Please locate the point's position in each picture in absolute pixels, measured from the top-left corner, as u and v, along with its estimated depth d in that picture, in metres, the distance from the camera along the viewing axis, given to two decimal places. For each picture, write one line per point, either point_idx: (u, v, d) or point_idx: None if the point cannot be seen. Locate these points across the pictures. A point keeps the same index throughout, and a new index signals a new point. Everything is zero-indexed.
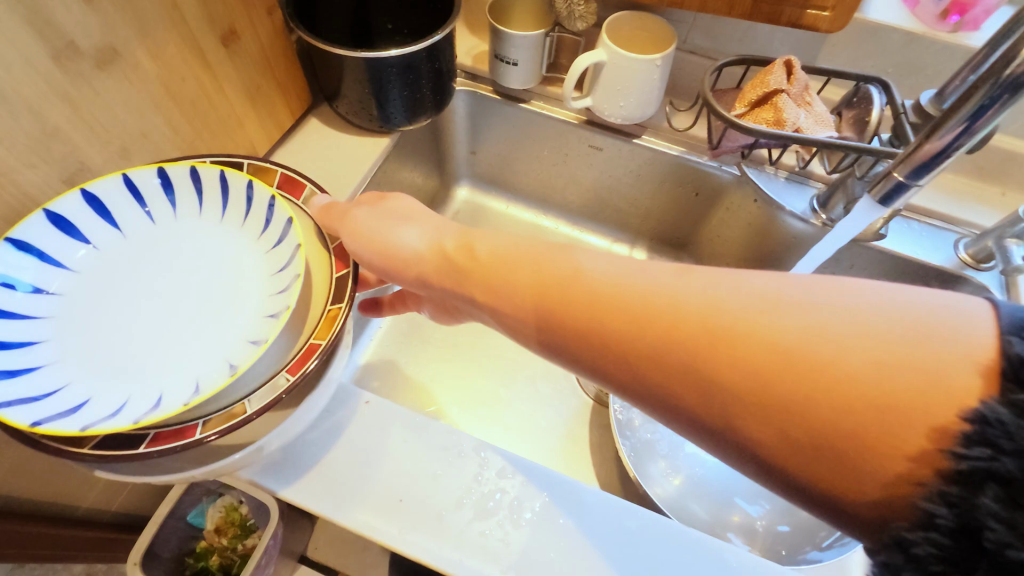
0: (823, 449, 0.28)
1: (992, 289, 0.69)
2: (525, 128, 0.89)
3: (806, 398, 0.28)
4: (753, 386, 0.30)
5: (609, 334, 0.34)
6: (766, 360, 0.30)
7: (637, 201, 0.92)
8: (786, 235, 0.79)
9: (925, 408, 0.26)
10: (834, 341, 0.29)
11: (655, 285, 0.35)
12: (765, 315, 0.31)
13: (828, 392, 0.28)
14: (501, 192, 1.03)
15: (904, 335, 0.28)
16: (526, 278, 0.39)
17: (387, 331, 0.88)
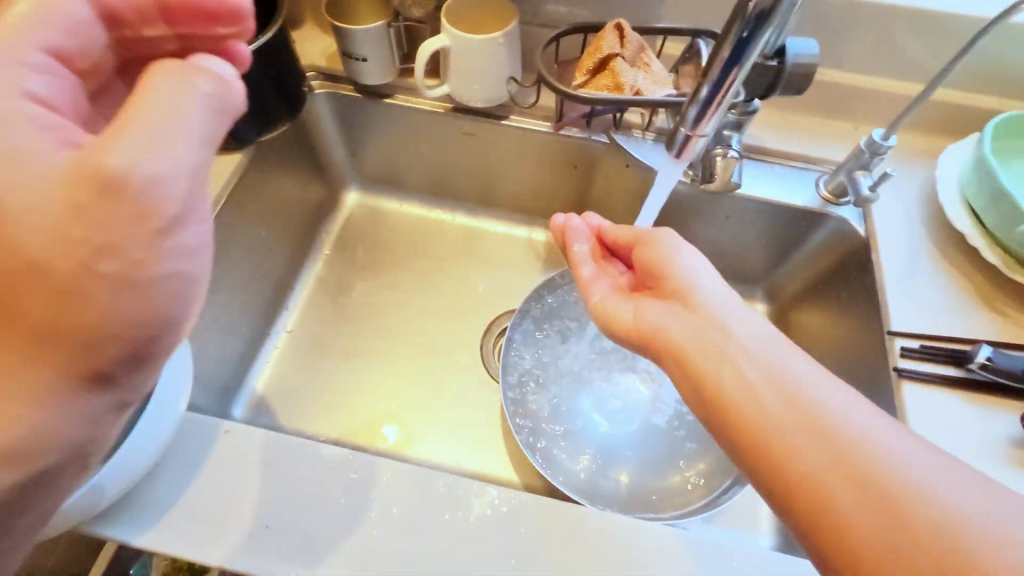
0: (848, 560, 0.35)
1: (852, 222, 0.72)
2: (396, 124, 0.87)
3: (859, 535, 0.35)
4: (819, 515, 0.37)
5: (744, 436, 0.41)
6: (839, 495, 0.37)
7: (523, 182, 0.92)
8: (660, 194, 0.81)
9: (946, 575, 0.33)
10: (900, 500, 0.35)
11: (804, 407, 0.41)
12: (880, 458, 0.37)
13: (885, 538, 0.35)
14: (391, 191, 1.00)
15: (937, 500, 0.35)
16: (715, 380, 0.44)
17: (287, 349, 0.86)
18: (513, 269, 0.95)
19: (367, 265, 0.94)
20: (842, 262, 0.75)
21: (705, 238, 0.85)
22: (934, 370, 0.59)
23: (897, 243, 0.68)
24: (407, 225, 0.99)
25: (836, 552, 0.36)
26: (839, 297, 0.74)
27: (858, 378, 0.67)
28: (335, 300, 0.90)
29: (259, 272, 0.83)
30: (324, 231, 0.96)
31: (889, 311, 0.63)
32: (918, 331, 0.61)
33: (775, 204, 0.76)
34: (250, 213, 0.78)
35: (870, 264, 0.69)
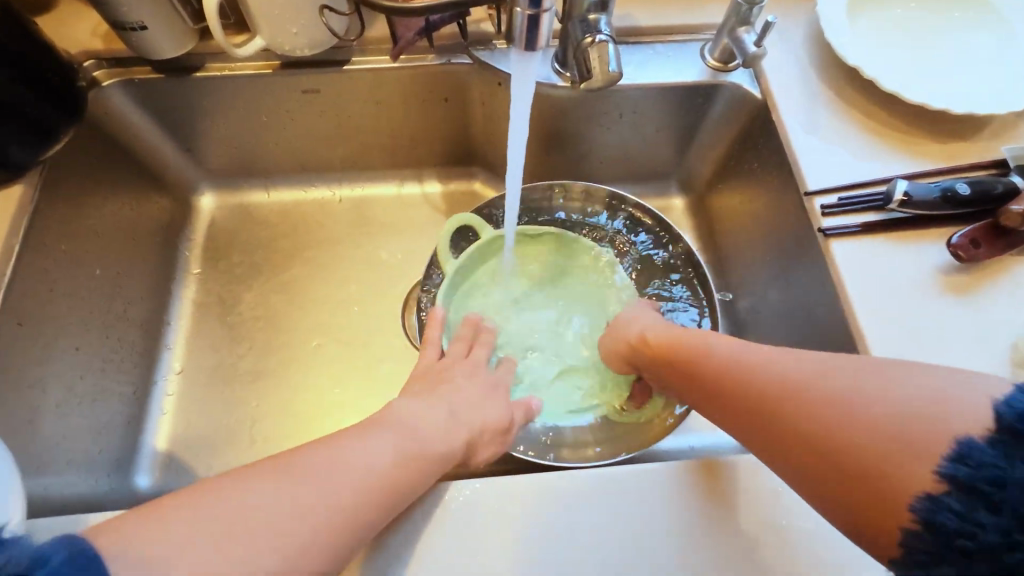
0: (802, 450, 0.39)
1: (746, 85, 0.67)
2: (221, 102, 0.73)
3: (788, 432, 0.40)
4: (754, 406, 0.43)
5: (724, 387, 0.46)
6: (779, 402, 0.41)
7: (394, 132, 0.80)
8: (546, 110, 0.73)
9: (815, 435, 0.38)
10: (828, 407, 0.38)
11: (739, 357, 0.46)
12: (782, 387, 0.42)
13: (813, 434, 0.39)
14: (255, 180, 0.85)
15: (825, 400, 0.39)
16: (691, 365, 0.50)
17: (186, 391, 0.74)
18: (417, 231, 0.86)
19: (250, 274, 0.82)
20: (747, 133, 0.70)
21: (608, 144, 0.78)
22: (859, 219, 0.56)
23: (796, 97, 0.64)
24: (284, 215, 0.86)
25: (792, 437, 0.40)
26: (752, 169, 0.70)
27: (787, 249, 0.64)
28: (224, 323, 0.79)
29: (117, 318, 0.69)
30: (186, 249, 0.82)
31: (803, 170, 0.60)
32: (833, 184, 0.58)
33: (666, 88, 0.69)
34: (68, 253, 0.63)
35: (773, 126, 0.64)
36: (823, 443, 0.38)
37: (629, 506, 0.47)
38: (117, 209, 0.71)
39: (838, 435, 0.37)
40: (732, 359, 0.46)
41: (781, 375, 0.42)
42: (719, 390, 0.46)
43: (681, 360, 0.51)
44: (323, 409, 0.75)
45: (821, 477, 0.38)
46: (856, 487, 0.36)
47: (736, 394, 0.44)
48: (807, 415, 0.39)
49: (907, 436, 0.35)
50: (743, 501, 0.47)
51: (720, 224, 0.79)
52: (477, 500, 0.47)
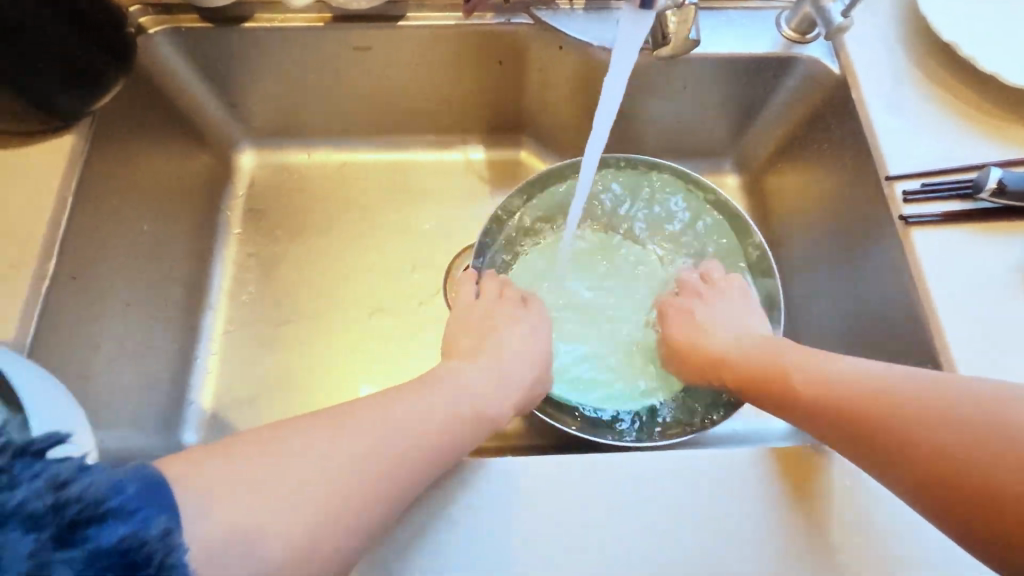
0: (917, 476, 0.41)
1: (824, 59, 0.63)
2: (267, 56, 0.70)
3: (905, 450, 0.42)
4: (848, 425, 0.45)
5: (817, 402, 0.48)
6: (886, 420, 0.43)
7: (443, 95, 0.77)
8: (606, 78, 0.69)
9: (931, 458, 0.40)
10: (937, 422, 0.41)
11: (836, 374, 0.48)
12: (893, 398, 0.44)
13: (933, 454, 0.40)
14: (295, 140, 0.83)
15: (935, 418, 0.41)
16: (781, 379, 0.52)
17: (227, 353, 0.74)
18: (459, 200, 0.84)
19: (290, 236, 0.81)
20: (818, 112, 0.66)
21: (667, 117, 0.75)
22: (941, 207, 0.53)
23: (878, 74, 0.60)
24: (325, 177, 0.84)
25: (905, 462, 0.41)
26: (820, 150, 0.67)
27: (855, 237, 0.62)
28: (264, 285, 0.78)
29: (162, 276, 0.69)
30: (227, 208, 0.80)
31: (883, 154, 0.57)
32: (915, 169, 0.55)
33: (736, 61, 0.66)
34: (117, 207, 0.62)
35: (851, 104, 0.61)
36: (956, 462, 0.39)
37: (689, 489, 0.47)
38: (163, 164, 0.69)
39: (965, 454, 0.39)
40: (844, 378, 0.47)
41: (880, 392, 0.45)
42: (830, 408, 0.47)
43: (764, 379, 0.53)
44: (334, 397, 0.73)
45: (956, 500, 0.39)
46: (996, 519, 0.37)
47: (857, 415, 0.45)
48: (929, 446, 0.40)
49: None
50: (806, 491, 0.46)
51: (776, 205, 0.76)
52: (537, 478, 0.47)
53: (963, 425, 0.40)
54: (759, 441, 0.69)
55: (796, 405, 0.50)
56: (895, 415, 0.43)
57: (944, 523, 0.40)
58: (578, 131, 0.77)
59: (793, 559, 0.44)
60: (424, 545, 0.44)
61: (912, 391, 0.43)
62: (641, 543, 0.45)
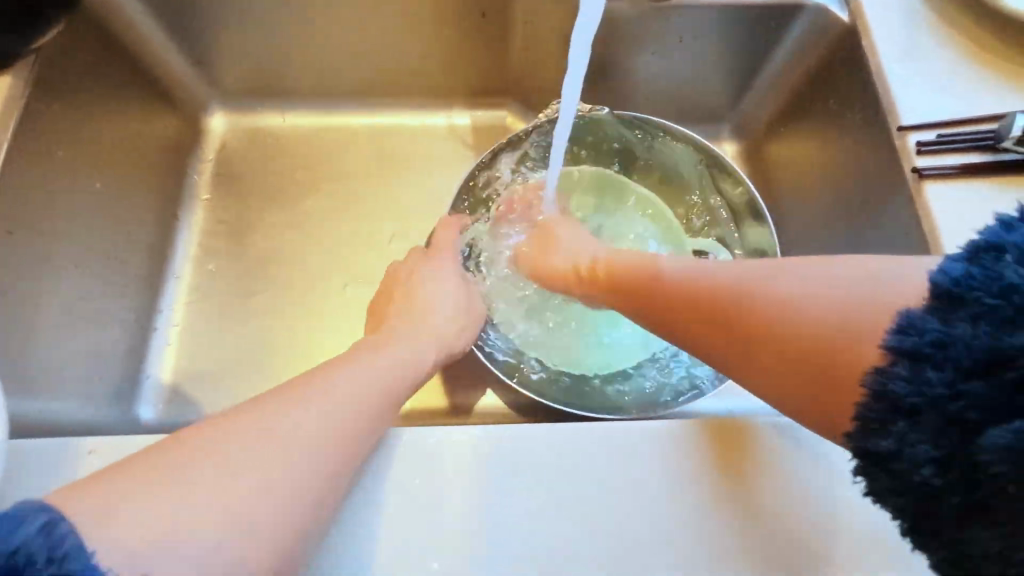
0: (776, 375, 0.39)
1: (831, 7, 0.58)
2: (232, 4, 0.66)
3: (771, 352, 0.39)
4: (715, 327, 0.42)
5: (685, 311, 0.44)
6: (747, 317, 0.40)
7: (423, 51, 0.73)
8: (596, 30, 0.65)
9: (791, 349, 0.38)
10: (793, 310, 0.38)
11: (703, 273, 0.44)
12: (757, 287, 0.40)
13: (789, 345, 0.38)
14: (269, 102, 0.78)
15: (789, 304, 0.38)
16: (652, 292, 0.47)
17: (191, 324, 0.70)
18: (442, 167, 0.80)
19: (261, 203, 0.76)
20: (825, 66, 0.61)
21: (662, 75, 0.70)
22: (960, 160, 0.48)
23: (891, 19, 0.55)
24: (300, 141, 0.79)
25: (769, 360, 0.39)
26: (826, 108, 0.62)
27: (866, 198, 0.57)
28: (233, 255, 0.73)
29: (120, 240, 0.64)
30: (195, 172, 0.76)
31: (896, 104, 0.52)
32: (932, 120, 0.50)
33: (735, 10, 0.62)
34: (65, 159, 0.57)
35: (861, 53, 0.56)
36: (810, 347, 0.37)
37: (677, 463, 0.42)
38: (120, 117, 0.64)
39: (827, 342, 0.36)
40: (696, 279, 0.44)
41: (742, 283, 0.41)
42: (682, 311, 0.44)
43: (632, 287, 0.49)
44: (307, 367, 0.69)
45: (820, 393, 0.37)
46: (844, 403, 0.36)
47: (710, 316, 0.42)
48: (794, 344, 0.38)
49: (860, 329, 0.36)
50: (806, 465, 0.41)
51: (778, 172, 0.71)
52: (506, 450, 0.42)
53: (818, 306, 0.37)
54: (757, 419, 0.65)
55: (669, 322, 0.45)
56: (745, 310, 0.40)
57: (814, 422, 0.38)
58: None
59: (788, 538, 0.40)
60: (379, 518, 0.40)
61: (766, 280, 0.40)
62: (622, 521, 0.40)
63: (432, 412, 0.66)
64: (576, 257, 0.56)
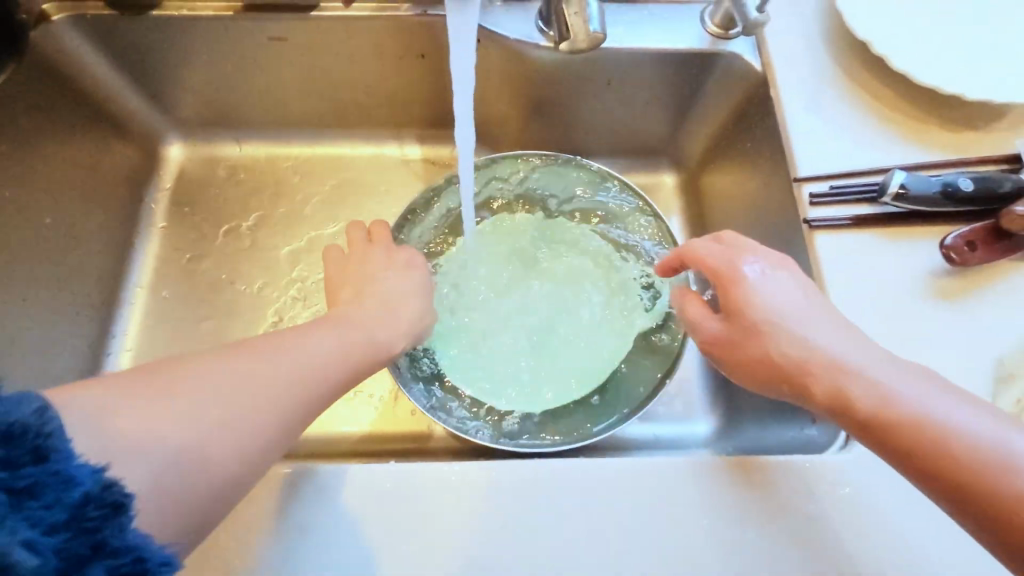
0: (930, 481, 0.39)
1: (746, 56, 0.61)
2: (181, 45, 0.69)
3: (944, 469, 0.38)
4: (861, 425, 0.41)
5: (797, 382, 0.44)
6: (909, 439, 0.39)
7: (369, 88, 0.76)
8: (529, 73, 0.68)
9: (959, 476, 0.38)
10: (945, 425, 0.39)
11: (831, 353, 0.43)
12: (889, 406, 0.40)
13: (952, 459, 0.38)
14: (225, 132, 0.81)
15: (921, 417, 0.40)
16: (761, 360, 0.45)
17: (143, 349, 0.72)
18: (393, 196, 0.82)
19: (215, 231, 0.79)
20: (744, 111, 0.64)
21: (597, 113, 0.73)
22: (847, 211, 0.52)
23: (797, 71, 0.58)
24: (256, 170, 0.82)
25: (907, 464, 0.40)
26: (744, 149, 0.65)
27: (774, 237, 0.60)
28: (187, 281, 0.76)
29: (71, 269, 0.67)
30: (152, 200, 0.78)
31: (797, 154, 0.55)
32: (825, 171, 0.54)
33: (658, 56, 0.64)
34: (14, 198, 0.62)
35: (770, 102, 0.59)
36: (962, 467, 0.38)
37: (568, 502, 0.44)
38: (75, 154, 0.68)
39: (956, 458, 0.38)
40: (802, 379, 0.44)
41: (877, 391, 0.41)
42: (755, 370, 0.46)
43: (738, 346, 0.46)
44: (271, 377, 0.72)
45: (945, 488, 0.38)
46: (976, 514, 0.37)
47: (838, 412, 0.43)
48: (955, 482, 0.38)
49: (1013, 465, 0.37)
50: (694, 503, 0.44)
51: (711, 206, 0.74)
52: (405, 487, 0.44)
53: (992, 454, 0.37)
54: (680, 446, 0.68)
55: (748, 376, 0.47)
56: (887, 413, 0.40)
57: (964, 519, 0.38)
58: (508, 127, 0.76)
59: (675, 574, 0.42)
60: (275, 554, 0.42)
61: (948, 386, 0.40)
62: (517, 553, 0.43)
63: (370, 437, 0.68)
64: (817, 354, 0.43)
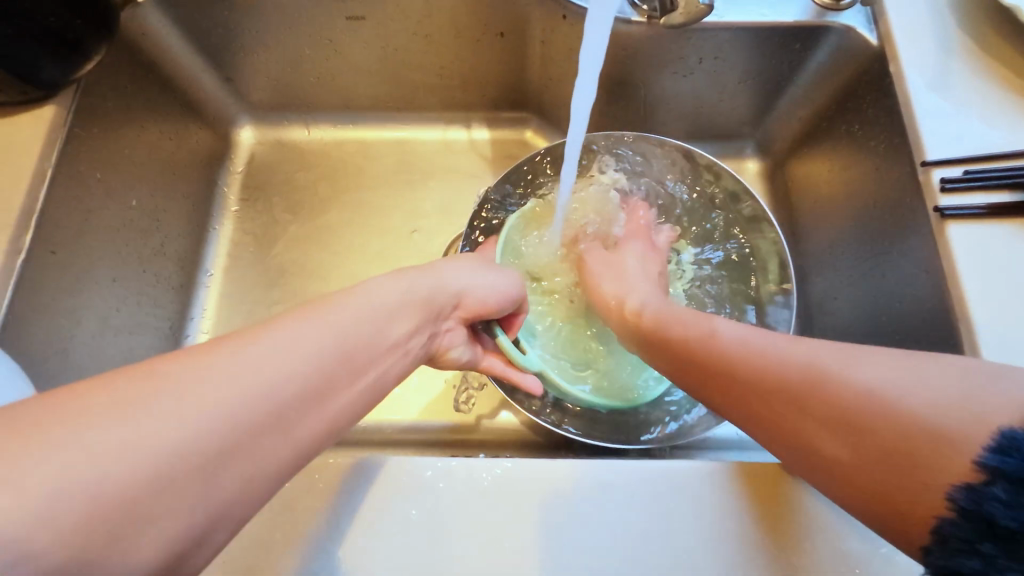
0: (767, 418, 0.36)
1: (859, 30, 0.57)
2: (260, 25, 0.68)
3: (754, 400, 0.37)
4: (728, 390, 0.39)
5: (707, 374, 0.41)
6: (733, 386, 0.39)
7: (442, 69, 0.74)
8: (614, 53, 0.64)
9: (772, 390, 0.36)
10: (757, 361, 0.38)
11: (689, 332, 0.44)
12: (746, 352, 0.39)
13: (784, 397, 0.35)
14: (295, 117, 0.81)
15: (770, 352, 0.38)
16: (670, 347, 0.45)
17: (217, 330, 0.73)
18: (459, 182, 0.80)
19: (286, 215, 0.79)
20: (850, 90, 0.60)
21: (680, 95, 0.69)
22: (985, 200, 0.47)
23: (920, 46, 0.54)
24: (323, 155, 0.81)
25: (756, 406, 0.37)
26: (850, 132, 0.60)
27: (883, 228, 0.55)
28: (259, 264, 0.76)
29: (152, 252, 0.68)
30: (224, 183, 0.79)
31: (922, 138, 0.50)
32: (958, 155, 0.49)
33: (758, 30, 0.59)
34: (103, 181, 0.61)
35: (891, 80, 0.54)
36: (757, 378, 0.37)
37: (683, 507, 0.41)
38: (154, 138, 0.68)
39: (771, 385, 0.36)
40: (700, 334, 0.43)
41: (723, 354, 0.40)
42: (694, 363, 0.43)
43: (674, 346, 0.45)
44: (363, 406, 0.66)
45: (753, 410, 0.37)
46: (822, 426, 0.33)
47: (714, 367, 0.41)
48: (764, 389, 0.36)
49: (813, 369, 0.35)
50: (822, 515, 0.40)
51: (799, 194, 0.69)
52: (505, 483, 0.42)
53: (783, 366, 0.36)
54: (767, 447, 0.64)
55: (702, 387, 0.42)
56: (701, 352, 0.42)
57: (804, 463, 0.34)
58: None
59: None
60: (374, 546, 0.39)
61: (751, 338, 0.40)
62: (631, 559, 0.39)
63: (450, 431, 0.66)
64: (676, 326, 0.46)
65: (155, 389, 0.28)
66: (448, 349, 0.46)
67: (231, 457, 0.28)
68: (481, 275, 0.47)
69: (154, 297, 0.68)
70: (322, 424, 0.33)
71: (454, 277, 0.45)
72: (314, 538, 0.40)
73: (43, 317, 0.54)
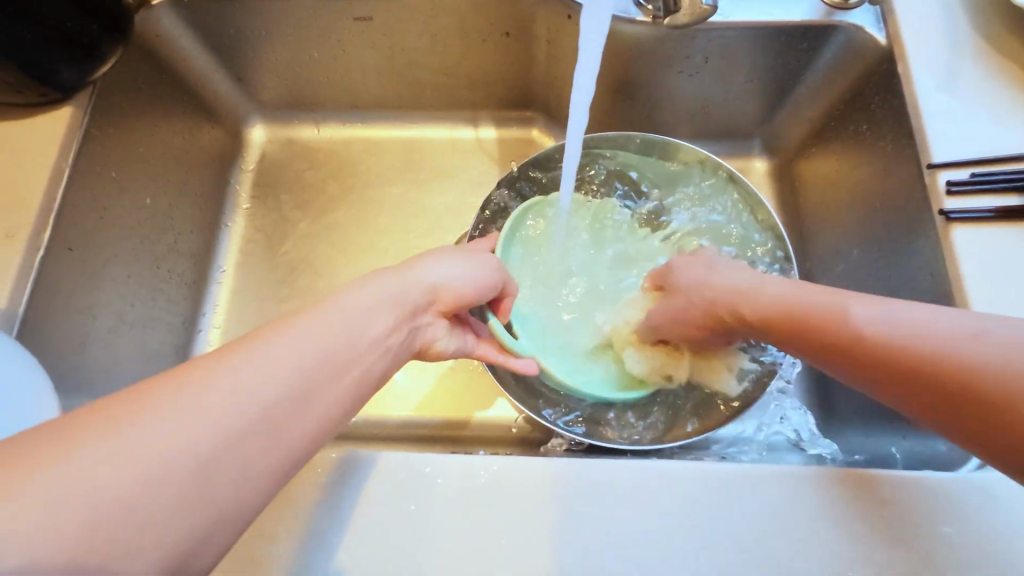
0: (866, 375, 0.38)
1: (867, 29, 0.56)
2: (271, 27, 0.69)
3: (850, 359, 0.39)
4: (820, 350, 0.41)
5: (795, 334, 0.42)
6: (823, 346, 0.40)
7: (449, 69, 0.74)
8: (619, 53, 0.64)
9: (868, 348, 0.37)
10: (849, 323, 0.39)
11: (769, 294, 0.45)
12: (834, 313, 0.40)
13: (882, 356, 0.37)
14: (305, 116, 0.82)
15: (861, 311, 0.39)
16: (747, 307, 0.46)
17: (228, 325, 0.75)
18: (466, 180, 0.81)
19: (296, 213, 0.80)
20: (858, 90, 0.59)
21: (686, 94, 0.68)
22: (991, 203, 0.46)
23: (928, 47, 0.53)
24: (333, 153, 0.83)
25: (852, 365, 0.39)
26: (858, 132, 0.59)
27: (890, 230, 0.55)
28: (269, 261, 0.78)
29: (166, 249, 0.70)
30: (236, 182, 0.80)
31: (928, 139, 0.50)
32: (964, 157, 0.48)
33: (765, 29, 0.59)
34: (118, 180, 0.63)
35: (899, 81, 0.53)
36: (850, 338, 0.38)
37: (676, 506, 0.41)
38: (168, 137, 0.69)
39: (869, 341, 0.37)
40: (781, 298, 0.44)
41: (813, 316, 0.41)
42: (780, 326, 0.44)
43: (750, 309, 0.46)
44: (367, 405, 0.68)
45: (851, 366, 0.39)
46: (923, 379, 0.35)
47: (797, 329, 0.42)
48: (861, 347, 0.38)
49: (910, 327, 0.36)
50: (814, 516, 0.40)
51: (806, 194, 0.69)
52: (501, 480, 0.43)
53: (879, 327, 0.37)
54: (769, 448, 0.64)
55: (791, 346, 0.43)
56: (783, 314, 0.43)
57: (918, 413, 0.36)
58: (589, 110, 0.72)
59: None
60: (373, 537, 0.41)
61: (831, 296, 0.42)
62: (625, 556, 0.40)
63: (453, 427, 0.67)
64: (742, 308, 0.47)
65: (161, 390, 0.29)
66: (432, 342, 0.46)
67: (236, 454, 0.30)
68: (451, 263, 0.46)
69: (167, 293, 0.70)
70: (326, 422, 0.34)
71: (425, 274, 0.44)
72: (315, 532, 0.41)
73: (60, 312, 0.56)
